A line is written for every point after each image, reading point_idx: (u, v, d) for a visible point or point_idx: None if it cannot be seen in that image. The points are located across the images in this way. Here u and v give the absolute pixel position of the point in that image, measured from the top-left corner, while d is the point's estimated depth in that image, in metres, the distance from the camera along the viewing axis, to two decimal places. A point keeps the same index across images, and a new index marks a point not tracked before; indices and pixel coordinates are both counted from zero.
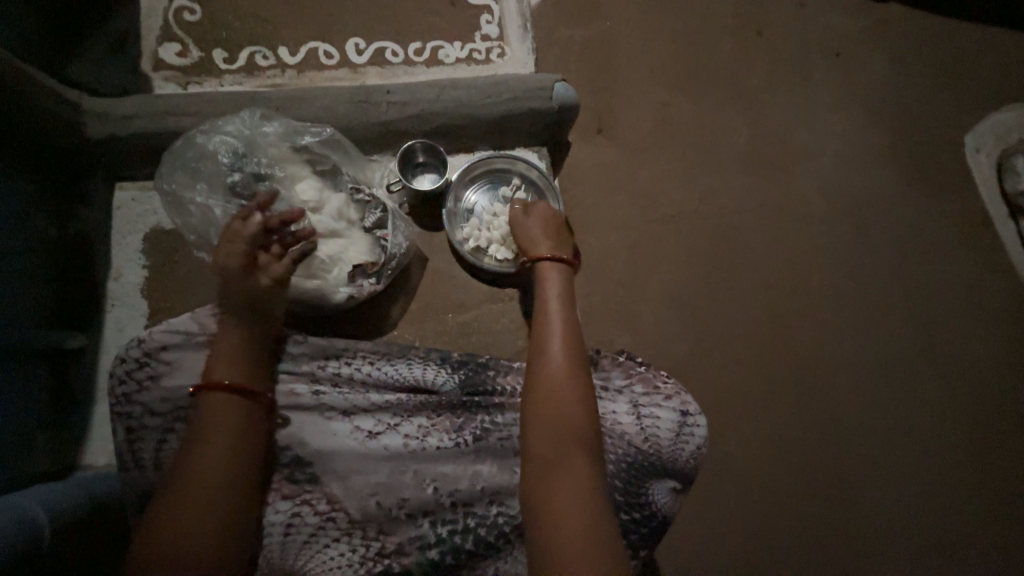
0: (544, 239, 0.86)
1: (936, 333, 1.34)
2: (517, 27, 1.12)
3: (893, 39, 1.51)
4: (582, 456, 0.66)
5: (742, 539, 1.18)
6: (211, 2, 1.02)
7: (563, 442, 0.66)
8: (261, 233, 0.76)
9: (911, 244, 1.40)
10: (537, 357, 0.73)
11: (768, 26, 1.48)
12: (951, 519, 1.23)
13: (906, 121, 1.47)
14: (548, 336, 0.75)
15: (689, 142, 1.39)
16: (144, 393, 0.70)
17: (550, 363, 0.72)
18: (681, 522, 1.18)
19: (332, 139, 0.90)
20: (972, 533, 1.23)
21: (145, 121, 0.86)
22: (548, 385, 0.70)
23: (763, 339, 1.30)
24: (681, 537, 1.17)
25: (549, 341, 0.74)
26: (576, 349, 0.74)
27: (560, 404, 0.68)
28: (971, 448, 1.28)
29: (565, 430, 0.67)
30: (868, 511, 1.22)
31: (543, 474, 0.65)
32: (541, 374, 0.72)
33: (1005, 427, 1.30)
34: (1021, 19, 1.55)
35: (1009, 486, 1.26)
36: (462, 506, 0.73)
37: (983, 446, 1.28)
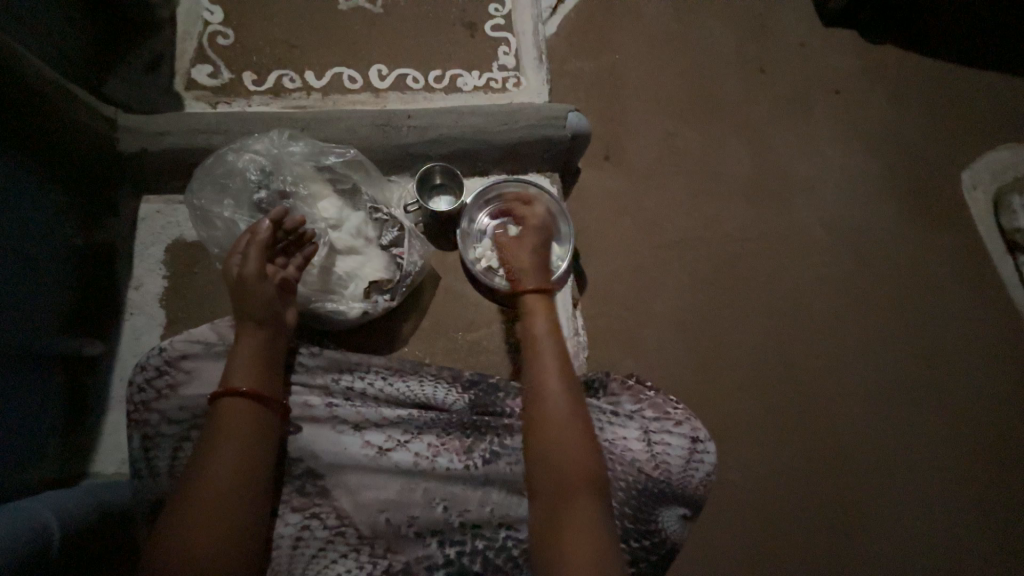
0: (531, 270, 0.85)
1: (938, 365, 1.35)
2: (532, 58, 1.17)
3: (890, 79, 1.58)
4: (590, 488, 0.66)
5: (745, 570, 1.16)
6: (244, 27, 1.07)
7: (573, 470, 0.66)
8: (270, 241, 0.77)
9: (911, 275, 1.43)
10: (536, 390, 0.72)
11: (770, 64, 1.54)
12: (958, 555, 1.22)
13: (903, 157, 1.52)
14: (543, 369, 0.74)
15: (694, 171, 1.43)
16: (162, 401, 0.71)
17: (554, 392, 0.71)
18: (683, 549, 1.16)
19: (355, 159, 0.94)
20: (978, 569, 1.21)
21: (178, 138, 0.90)
22: (549, 415, 0.70)
23: (768, 365, 1.31)
24: (683, 565, 1.15)
25: (548, 370, 0.74)
26: (573, 378, 0.74)
27: (566, 436, 0.68)
28: (977, 482, 1.27)
29: (577, 460, 0.67)
30: (874, 543, 1.21)
31: (554, 498, 0.65)
32: (541, 407, 0.71)
33: (1009, 461, 1.30)
34: (1013, 64, 1.61)
35: (1014, 521, 1.25)
36: (471, 527, 0.73)
37: (988, 480, 1.28)
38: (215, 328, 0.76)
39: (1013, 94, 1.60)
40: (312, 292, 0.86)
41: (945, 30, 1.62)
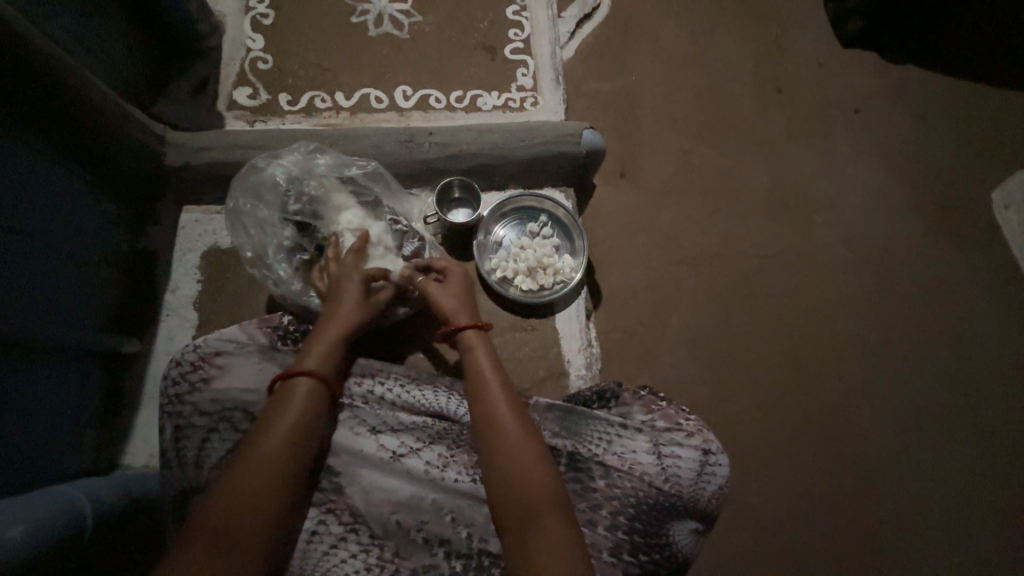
0: (461, 307, 0.86)
1: (968, 388, 1.31)
2: (550, 79, 1.22)
3: (912, 97, 1.57)
4: (557, 497, 0.67)
5: None
6: (281, 52, 1.15)
7: (536, 490, 0.67)
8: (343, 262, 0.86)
9: (941, 294, 1.39)
10: (487, 421, 0.73)
11: (787, 84, 1.56)
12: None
13: (929, 175, 1.51)
14: (490, 399, 0.75)
15: (710, 188, 1.44)
16: (195, 394, 0.75)
17: (505, 419, 0.73)
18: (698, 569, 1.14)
19: (375, 172, 0.97)
20: None
21: (217, 152, 0.96)
22: (504, 442, 0.70)
23: (787, 384, 1.28)
24: None
25: (496, 398, 0.75)
26: (520, 404, 0.76)
27: (523, 460, 0.69)
28: (1010, 512, 1.22)
29: (542, 481, 0.68)
30: (899, 574, 1.16)
31: (521, 514, 0.66)
32: (494, 437, 0.71)
33: None
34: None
35: None
36: (478, 541, 0.73)
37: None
38: (244, 328, 0.82)
39: None
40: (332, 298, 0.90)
41: (970, 49, 1.60)
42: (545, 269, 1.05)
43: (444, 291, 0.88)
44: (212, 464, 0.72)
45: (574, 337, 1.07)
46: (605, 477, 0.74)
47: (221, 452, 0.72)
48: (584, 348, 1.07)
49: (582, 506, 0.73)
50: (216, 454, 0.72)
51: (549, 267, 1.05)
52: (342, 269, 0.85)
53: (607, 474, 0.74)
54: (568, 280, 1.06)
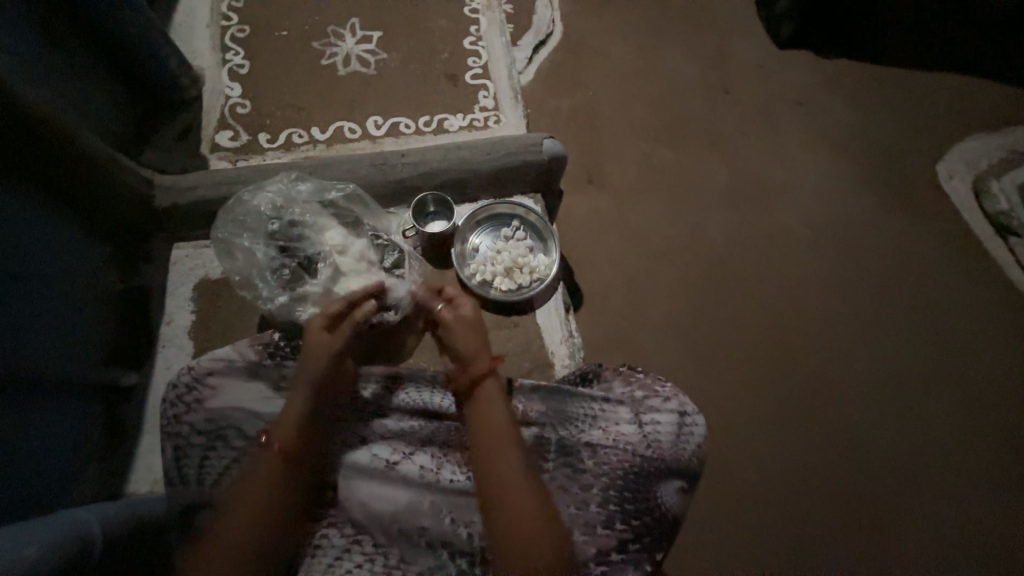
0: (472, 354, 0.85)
1: (926, 348, 1.42)
2: (510, 99, 1.33)
3: (847, 87, 1.72)
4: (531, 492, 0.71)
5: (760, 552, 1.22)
6: (259, 97, 1.25)
7: (513, 492, 0.70)
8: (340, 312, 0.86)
9: (894, 263, 1.52)
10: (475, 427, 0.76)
11: (733, 85, 1.70)
12: (966, 533, 1.25)
13: (872, 154, 1.64)
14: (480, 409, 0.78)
15: (672, 185, 1.55)
16: (190, 414, 0.79)
17: (492, 424, 0.75)
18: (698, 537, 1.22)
19: (354, 193, 1.04)
20: (993, 539, 1.25)
21: (203, 190, 1.02)
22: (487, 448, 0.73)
23: (763, 360, 1.39)
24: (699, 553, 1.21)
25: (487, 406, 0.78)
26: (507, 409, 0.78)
27: (502, 464, 0.72)
28: (979, 458, 1.32)
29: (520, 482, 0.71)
30: (884, 522, 1.26)
31: (499, 514, 0.69)
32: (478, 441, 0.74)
33: (1012, 433, 1.35)
34: (960, 67, 1.76)
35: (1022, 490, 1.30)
36: (479, 538, 0.75)
37: (994, 453, 1.33)
38: (236, 347, 0.85)
39: (964, 90, 1.74)
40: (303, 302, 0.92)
41: (892, 42, 1.77)
42: (521, 269, 1.13)
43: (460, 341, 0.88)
44: (214, 480, 0.76)
45: (556, 329, 1.12)
46: (593, 456, 0.77)
47: (221, 466, 0.76)
48: (566, 340, 1.12)
49: (574, 488, 0.76)
50: (217, 469, 0.76)
51: (524, 266, 1.12)
52: (329, 318, 0.85)
53: (594, 452, 0.78)
54: (544, 278, 1.13)
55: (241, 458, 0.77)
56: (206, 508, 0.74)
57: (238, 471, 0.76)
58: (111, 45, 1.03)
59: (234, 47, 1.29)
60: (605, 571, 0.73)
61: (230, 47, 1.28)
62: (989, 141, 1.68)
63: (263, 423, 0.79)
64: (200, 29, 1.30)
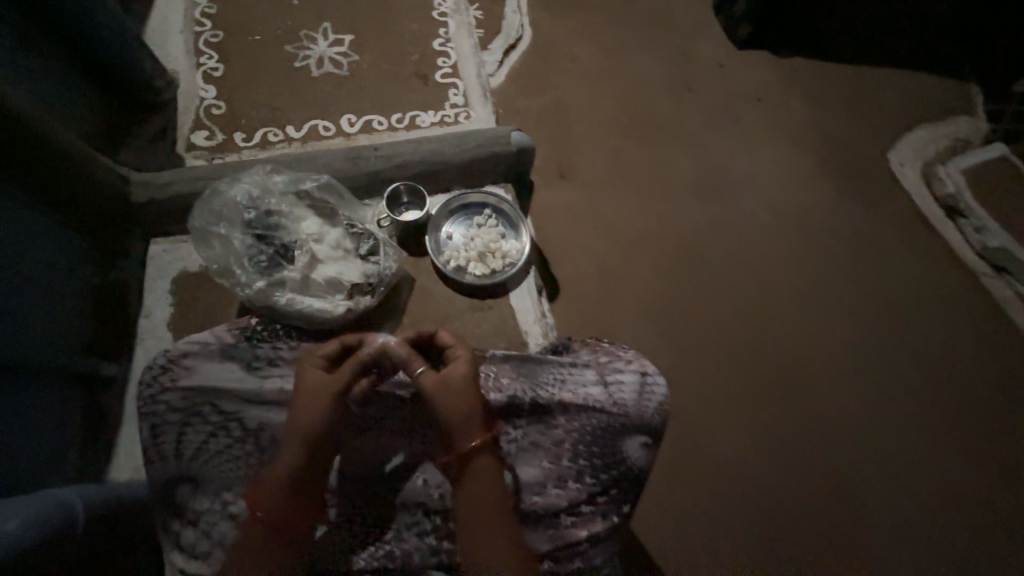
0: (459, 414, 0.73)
1: (878, 322, 1.53)
2: (479, 96, 1.39)
3: (801, 82, 1.83)
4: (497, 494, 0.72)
5: (726, 516, 1.31)
6: (234, 99, 1.28)
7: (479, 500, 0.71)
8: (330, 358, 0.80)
9: (848, 244, 1.62)
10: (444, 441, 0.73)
11: (695, 84, 1.79)
12: (912, 490, 1.37)
13: (825, 144, 1.75)
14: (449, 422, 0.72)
15: (640, 177, 1.63)
16: (166, 393, 0.80)
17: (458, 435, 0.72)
18: (668, 503, 1.32)
19: (328, 184, 1.07)
20: (935, 494, 1.37)
21: (180, 185, 1.05)
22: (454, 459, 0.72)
23: (730, 339, 1.47)
24: (669, 518, 1.30)
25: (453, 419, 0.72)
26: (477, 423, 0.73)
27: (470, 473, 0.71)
28: (925, 422, 1.44)
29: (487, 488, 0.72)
30: (839, 482, 1.36)
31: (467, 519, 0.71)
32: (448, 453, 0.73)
33: (954, 399, 1.47)
34: (905, 63, 1.88)
35: (963, 449, 1.42)
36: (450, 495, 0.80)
37: (939, 417, 1.45)
38: (213, 333, 0.89)
39: (909, 82, 1.86)
40: (280, 285, 0.96)
41: (840, 41, 1.89)
42: (493, 254, 1.17)
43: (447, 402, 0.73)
44: (191, 454, 0.77)
45: (529, 310, 1.17)
46: (564, 414, 0.82)
47: (198, 441, 0.78)
48: (540, 320, 1.17)
49: (547, 445, 0.81)
50: (193, 443, 0.78)
51: (497, 251, 1.17)
52: (310, 377, 0.77)
53: (565, 411, 0.82)
54: (516, 261, 1.17)
55: (218, 433, 0.78)
56: (185, 482, 0.76)
57: (216, 445, 0.77)
58: (80, 45, 1.04)
59: (208, 51, 1.32)
60: (574, 521, 0.79)
61: (204, 52, 1.32)
62: (935, 130, 1.80)
63: (238, 400, 0.80)
64: (173, 35, 1.33)
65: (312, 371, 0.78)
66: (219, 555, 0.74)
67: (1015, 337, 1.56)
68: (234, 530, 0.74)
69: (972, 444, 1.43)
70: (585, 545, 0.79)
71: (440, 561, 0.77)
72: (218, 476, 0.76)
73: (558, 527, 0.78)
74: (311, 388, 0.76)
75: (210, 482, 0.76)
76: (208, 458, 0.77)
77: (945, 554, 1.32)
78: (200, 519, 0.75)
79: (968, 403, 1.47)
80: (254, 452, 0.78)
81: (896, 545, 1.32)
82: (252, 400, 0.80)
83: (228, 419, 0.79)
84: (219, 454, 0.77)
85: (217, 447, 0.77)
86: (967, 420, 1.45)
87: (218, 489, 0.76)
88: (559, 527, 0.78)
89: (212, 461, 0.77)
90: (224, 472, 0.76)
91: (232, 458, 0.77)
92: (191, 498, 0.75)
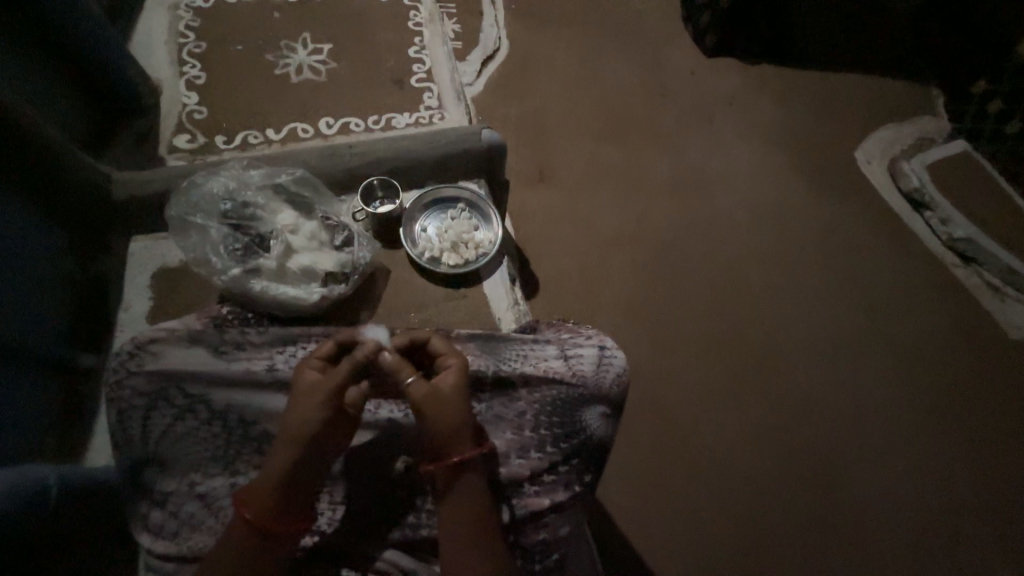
0: (454, 426, 0.72)
1: (849, 310, 1.58)
2: (452, 98, 1.45)
3: (768, 84, 1.92)
4: (480, 495, 0.72)
5: (708, 502, 1.33)
6: (216, 105, 1.33)
7: (468, 502, 0.71)
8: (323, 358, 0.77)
9: (818, 236, 1.68)
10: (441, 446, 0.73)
11: (668, 90, 1.86)
12: (891, 474, 1.40)
13: (792, 142, 1.82)
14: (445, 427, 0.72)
15: (615, 177, 1.69)
16: (131, 378, 0.77)
17: (452, 440, 0.72)
18: (649, 490, 1.32)
19: (304, 178, 1.12)
20: (911, 476, 1.40)
21: (160, 183, 1.09)
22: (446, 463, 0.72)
23: (706, 329, 1.51)
24: (649, 504, 1.31)
25: (450, 424, 0.72)
26: (469, 429, 0.73)
27: (461, 475, 0.72)
28: (901, 409, 1.47)
29: (475, 490, 0.72)
30: (815, 465, 1.39)
31: (455, 523, 0.71)
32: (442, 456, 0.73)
33: (927, 383, 1.51)
34: (866, 66, 1.98)
35: (937, 432, 1.46)
36: (417, 471, 0.82)
37: (913, 401, 1.49)
38: (184, 321, 0.87)
39: (870, 84, 1.95)
40: (253, 273, 0.99)
41: (805, 49, 1.98)
42: (466, 245, 1.23)
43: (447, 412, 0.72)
44: (157, 438, 0.75)
45: (502, 298, 1.20)
46: (526, 386, 0.85)
47: (166, 425, 0.76)
48: (513, 307, 1.19)
49: (509, 416, 0.84)
50: (161, 427, 0.76)
51: (469, 242, 1.24)
52: (302, 379, 0.73)
53: (527, 384, 0.85)
54: (488, 252, 1.24)
55: (184, 415, 0.76)
56: (151, 465, 0.75)
57: (182, 428, 0.76)
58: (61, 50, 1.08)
59: (191, 61, 1.38)
60: (537, 490, 0.81)
61: (187, 61, 1.38)
62: (898, 128, 1.88)
63: (205, 382, 0.78)
64: (158, 47, 1.39)
65: (307, 376, 0.73)
66: (186, 536, 0.73)
67: (986, 326, 1.61)
68: (201, 511, 0.74)
69: (946, 426, 1.46)
70: (549, 514, 0.81)
71: (404, 535, 0.79)
72: (186, 457, 0.75)
73: (522, 496, 0.80)
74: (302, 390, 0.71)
75: (178, 463, 0.75)
76: (174, 440, 0.76)
77: (923, 535, 1.35)
78: (167, 500, 0.74)
79: (940, 386, 1.51)
80: (221, 434, 0.77)
81: (875, 527, 1.34)
82: (219, 383, 0.78)
83: (193, 402, 0.77)
84: (185, 435, 0.76)
85: (184, 429, 0.76)
86: (942, 406, 1.49)
87: (185, 470, 0.75)
88: (523, 496, 0.80)
89: (179, 442, 0.76)
90: (192, 453, 0.76)
91: (200, 439, 0.76)
92: (157, 480, 0.75)
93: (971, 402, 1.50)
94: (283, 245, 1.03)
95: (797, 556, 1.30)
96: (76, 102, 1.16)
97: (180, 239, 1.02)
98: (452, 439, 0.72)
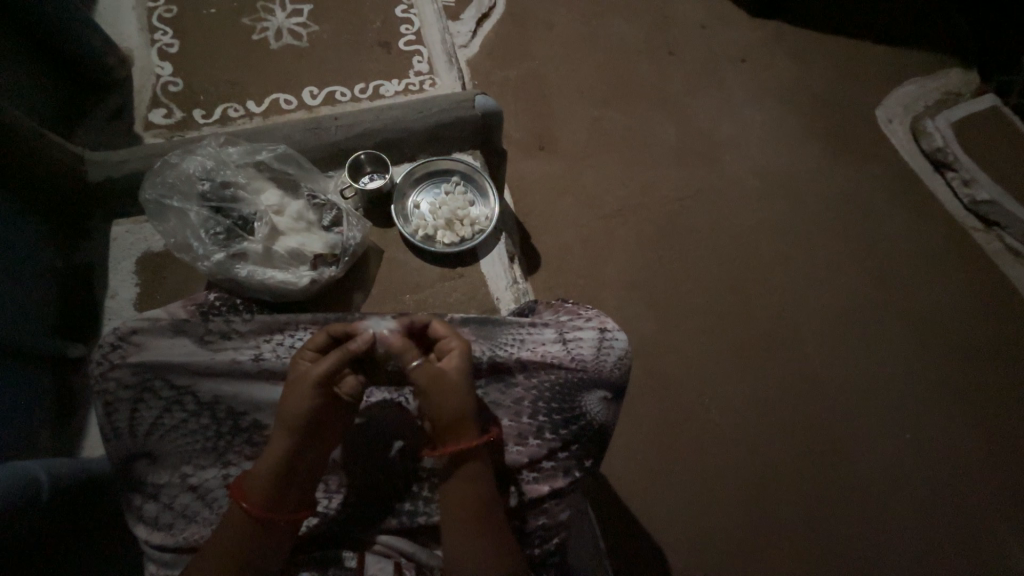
0: (454, 415, 0.69)
1: (866, 281, 1.52)
2: (444, 62, 1.35)
3: (786, 38, 1.77)
4: (481, 485, 0.70)
5: (711, 475, 1.32)
6: (191, 76, 1.25)
7: (468, 491, 0.69)
8: (321, 346, 0.73)
9: (834, 203, 1.60)
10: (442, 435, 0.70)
11: (677, 47, 1.72)
12: (898, 445, 1.39)
13: (810, 102, 1.70)
14: (442, 417, 0.69)
15: (620, 144, 1.59)
16: (115, 370, 0.75)
17: (450, 429, 0.69)
18: (652, 465, 1.32)
19: (286, 154, 1.06)
20: (920, 447, 1.39)
21: (136, 162, 1.02)
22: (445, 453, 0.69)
23: (713, 304, 1.46)
24: (652, 479, 1.31)
25: (447, 413, 0.69)
26: (468, 420, 0.70)
27: (462, 465, 0.70)
28: (911, 379, 1.44)
29: (477, 479, 0.70)
30: (822, 438, 1.38)
31: (458, 515, 0.69)
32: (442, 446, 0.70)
33: (943, 354, 1.47)
34: (892, 15, 1.82)
35: (949, 404, 1.42)
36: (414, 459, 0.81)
37: (926, 372, 1.45)
38: (169, 310, 0.84)
39: (899, 34, 1.80)
40: (236, 259, 0.95)
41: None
42: (461, 221, 1.17)
43: (447, 401, 0.69)
44: (146, 431, 0.74)
45: (500, 277, 1.15)
46: (524, 372, 0.82)
47: (155, 417, 0.74)
48: (512, 286, 1.15)
49: (507, 403, 0.81)
50: (150, 420, 0.74)
51: (465, 218, 1.17)
52: (294, 370, 0.71)
53: (524, 369, 0.82)
54: (485, 228, 1.17)
55: (172, 408, 0.75)
56: (142, 458, 0.74)
57: (171, 421, 0.74)
58: (16, 20, 1.00)
59: (162, 27, 1.29)
60: (537, 476, 0.80)
61: (158, 28, 1.29)
62: (925, 83, 1.75)
63: (191, 374, 0.75)
64: (125, 13, 1.30)
65: (299, 367, 0.71)
66: (182, 526, 0.73)
67: (1005, 293, 1.54)
68: (195, 502, 0.74)
69: (959, 398, 1.43)
70: (548, 500, 0.80)
71: (400, 522, 0.79)
72: (176, 450, 0.74)
73: (522, 483, 0.79)
74: (295, 377, 0.70)
75: (168, 456, 0.74)
76: (164, 432, 0.74)
77: (928, 504, 1.34)
78: (161, 492, 0.74)
79: (955, 357, 1.47)
80: (212, 425, 0.75)
81: (878, 497, 1.34)
82: (206, 374, 0.76)
83: (181, 394, 0.75)
84: (175, 428, 0.74)
85: (172, 422, 0.74)
86: (957, 378, 1.45)
87: (177, 462, 0.74)
88: (522, 483, 0.79)
89: (168, 434, 0.74)
90: (182, 446, 0.74)
91: (189, 432, 0.75)
92: (149, 472, 0.74)
93: (985, 372, 1.46)
94: (266, 225, 0.97)
95: (797, 524, 1.31)
96: (42, 77, 1.09)
97: (159, 223, 0.97)
98: (450, 429, 0.69)
